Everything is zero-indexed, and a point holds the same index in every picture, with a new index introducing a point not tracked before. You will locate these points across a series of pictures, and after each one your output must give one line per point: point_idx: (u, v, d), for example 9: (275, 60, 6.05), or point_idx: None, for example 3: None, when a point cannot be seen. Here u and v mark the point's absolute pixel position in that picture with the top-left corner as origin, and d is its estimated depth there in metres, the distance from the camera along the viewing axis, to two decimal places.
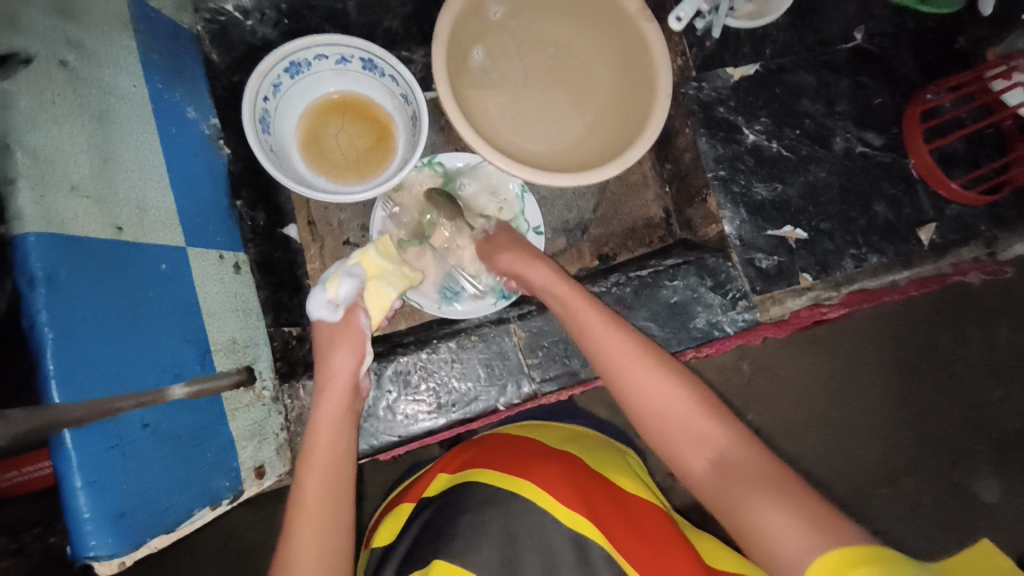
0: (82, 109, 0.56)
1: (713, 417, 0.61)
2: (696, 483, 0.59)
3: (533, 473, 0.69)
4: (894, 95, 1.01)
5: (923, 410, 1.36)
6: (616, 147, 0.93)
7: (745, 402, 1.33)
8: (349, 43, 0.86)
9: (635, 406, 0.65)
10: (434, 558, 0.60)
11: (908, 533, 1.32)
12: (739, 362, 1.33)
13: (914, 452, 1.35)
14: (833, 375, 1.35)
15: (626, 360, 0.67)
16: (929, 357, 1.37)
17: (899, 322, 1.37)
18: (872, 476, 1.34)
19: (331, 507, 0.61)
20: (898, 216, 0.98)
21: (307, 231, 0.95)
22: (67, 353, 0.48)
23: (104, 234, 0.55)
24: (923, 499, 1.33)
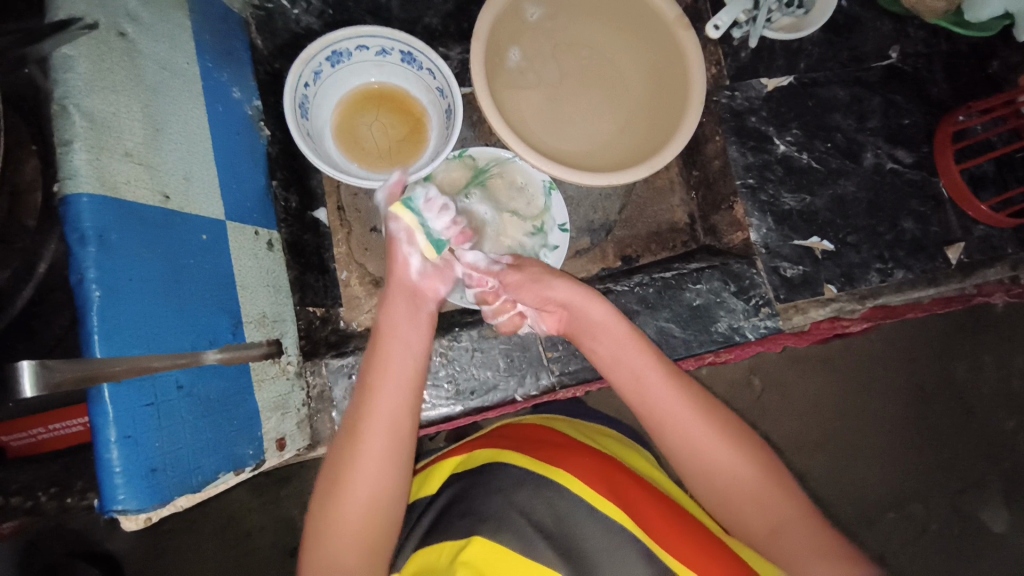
0: (137, 79, 0.58)
1: (771, 482, 0.64)
2: (757, 543, 0.63)
3: (562, 461, 0.69)
4: (925, 114, 1.01)
5: (938, 435, 1.34)
6: (646, 151, 0.94)
7: (754, 417, 1.31)
8: (390, 35, 0.88)
9: (690, 468, 0.67)
10: (471, 536, 0.60)
11: (913, 561, 1.30)
12: (751, 376, 1.32)
13: (926, 477, 1.33)
14: (848, 394, 1.34)
15: (684, 419, 0.68)
16: (946, 384, 1.35)
17: (918, 346, 1.35)
18: (880, 501, 1.32)
19: (394, 436, 0.64)
20: (925, 233, 0.97)
21: (336, 216, 0.96)
22: (111, 311, 0.49)
23: (152, 200, 0.57)
24: (930, 527, 1.31)
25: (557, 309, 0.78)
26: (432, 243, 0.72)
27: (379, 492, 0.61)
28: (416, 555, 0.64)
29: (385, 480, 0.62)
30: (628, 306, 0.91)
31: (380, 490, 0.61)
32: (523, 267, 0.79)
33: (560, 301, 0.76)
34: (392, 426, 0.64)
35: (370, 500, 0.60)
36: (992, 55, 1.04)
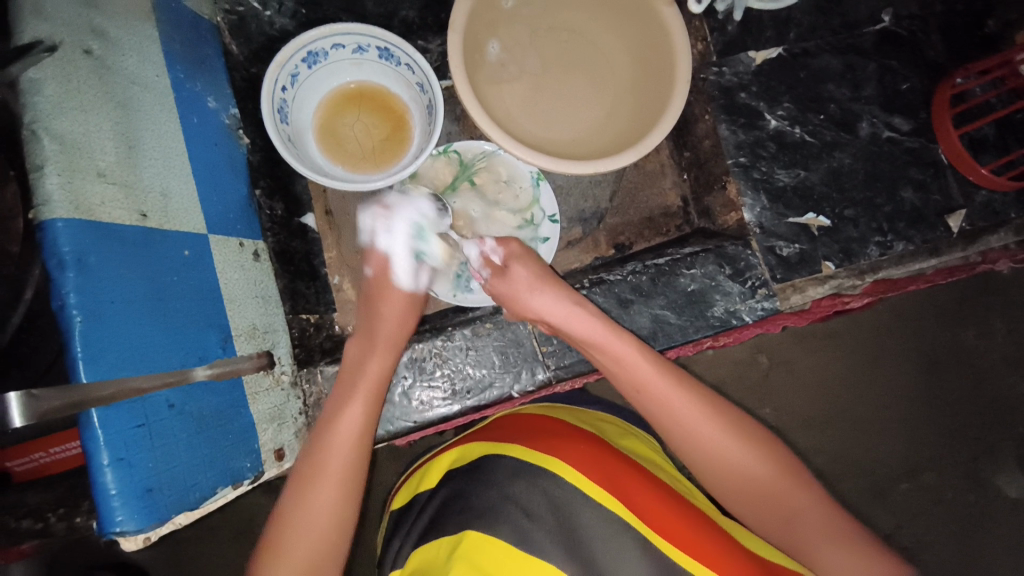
0: (107, 96, 0.57)
1: (783, 476, 0.66)
2: (768, 532, 0.65)
3: (557, 450, 0.69)
4: (922, 79, 0.98)
5: (947, 404, 1.33)
6: (633, 135, 0.92)
7: (762, 397, 1.31)
8: (366, 32, 0.86)
9: (700, 462, 0.69)
10: (465, 530, 0.61)
11: (928, 530, 1.30)
12: (757, 355, 1.31)
13: (937, 446, 1.32)
14: (855, 368, 1.32)
15: (694, 421, 0.69)
16: (954, 351, 1.33)
17: (924, 314, 1.33)
18: (893, 472, 1.31)
19: (349, 487, 0.66)
20: (925, 202, 0.95)
21: (324, 221, 0.96)
22: (94, 335, 0.49)
23: (129, 220, 0.56)
24: (944, 495, 1.31)
25: (540, 320, 0.79)
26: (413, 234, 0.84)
27: (322, 544, 0.63)
28: (416, 553, 0.64)
29: (338, 516, 0.65)
30: (622, 295, 0.90)
31: (327, 540, 0.63)
32: (508, 271, 0.80)
33: (545, 313, 0.77)
34: (346, 474, 0.66)
35: (315, 551, 0.62)
36: (989, 13, 1.01)
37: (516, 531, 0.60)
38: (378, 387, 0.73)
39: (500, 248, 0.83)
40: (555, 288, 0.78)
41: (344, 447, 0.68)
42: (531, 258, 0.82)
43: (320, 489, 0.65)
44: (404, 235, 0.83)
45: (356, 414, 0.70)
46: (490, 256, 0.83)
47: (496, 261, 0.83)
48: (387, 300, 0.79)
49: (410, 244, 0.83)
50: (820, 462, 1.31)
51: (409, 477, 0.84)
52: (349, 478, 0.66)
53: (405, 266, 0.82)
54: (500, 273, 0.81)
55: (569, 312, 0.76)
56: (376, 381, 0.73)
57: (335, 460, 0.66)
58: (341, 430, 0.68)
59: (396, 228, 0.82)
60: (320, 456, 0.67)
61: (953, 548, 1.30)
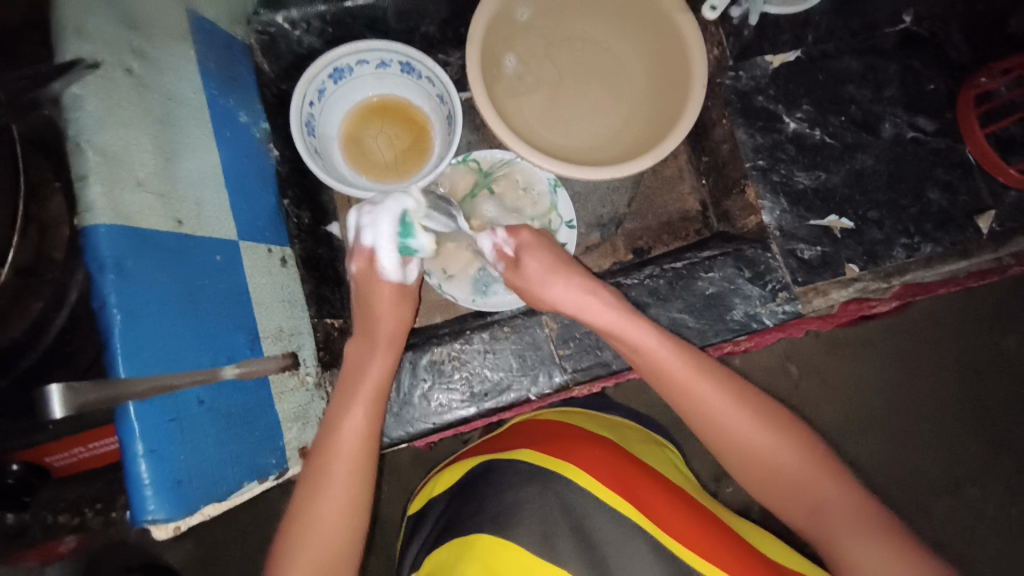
0: (147, 111, 0.61)
1: (810, 467, 0.66)
2: (796, 520, 0.66)
3: (571, 455, 0.69)
4: (947, 80, 0.96)
5: (988, 414, 1.27)
6: (650, 141, 0.93)
7: (791, 405, 1.27)
8: (388, 47, 0.90)
9: (728, 453, 0.70)
10: (477, 533, 0.62)
11: (973, 547, 1.24)
12: (785, 362, 1.28)
13: (978, 458, 1.27)
14: (888, 375, 1.28)
15: (717, 410, 0.69)
16: (995, 358, 1.28)
17: (960, 320, 1.29)
18: (932, 485, 1.26)
19: (357, 491, 0.68)
20: (953, 203, 0.93)
21: (348, 228, 0.99)
22: (130, 335, 0.52)
23: (165, 226, 0.59)
24: (988, 511, 1.25)
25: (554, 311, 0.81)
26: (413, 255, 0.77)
27: (329, 546, 0.65)
28: (431, 556, 0.66)
29: (345, 518, 0.67)
30: (639, 298, 0.90)
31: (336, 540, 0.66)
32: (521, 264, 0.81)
33: (559, 303, 0.78)
34: (353, 479, 0.68)
35: (325, 551, 0.65)
36: None
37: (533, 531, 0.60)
38: (378, 387, 0.74)
39: (511, 239, 0.83)
40: (569, 275, 0.78)
41: (347, 452, 0.69)
42: (543, 248, 0.81)
43: (329, 494, 0.67)
44: (390, 234, 0.74)
45: (355, 415, 0.71)
46: (501, 249, 0.83)
47: (507, 253, 0.83)
48: (378, 294, 0.77)
49: (397, 242, 0.74)
50: (852, 473, 1.27)
51: (425, 481, 0.85)
52: (357, 483, 0.68)
53: (389, 264, 0.75)
54: (513, 267, 0.82)
55: (584, 303, 0.76)
56: (376, 381, 0.74)
57: (340, 465, 0.68)
58: (344, 434, 0.70)
59: (381, 223, 0.73)
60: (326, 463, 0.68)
61: (999, 565, 1.24)
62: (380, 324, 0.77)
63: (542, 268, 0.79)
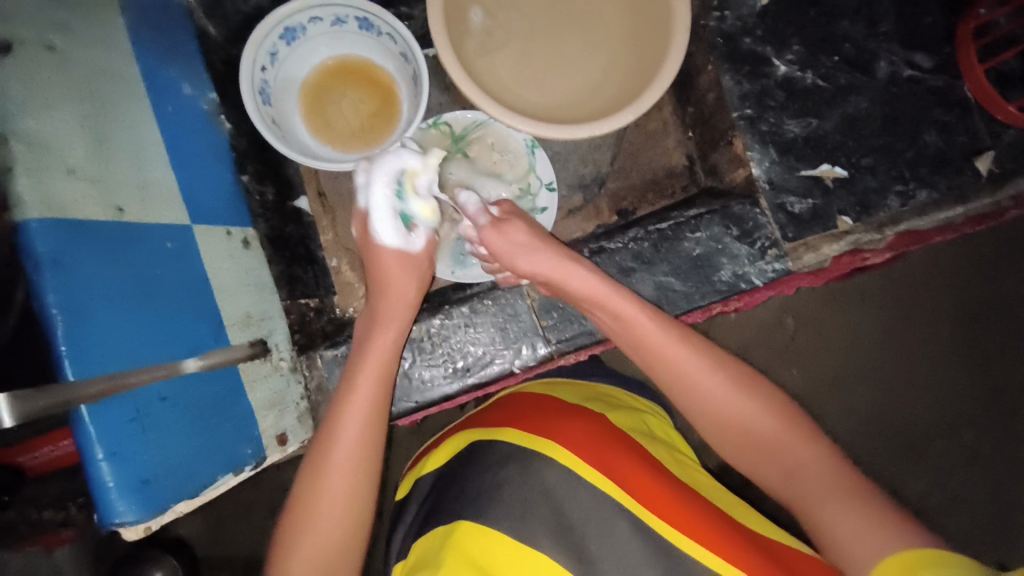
0: (74, 90, 0.56)
1: (789, 432, 0.65)
2: (775, 490, 0.64)
3: (554, 429, 0.68)
4: (946, 10, 0.90)
5: (983, 356, 1.27)
6: (631, 92, 0.87)
7: (786, 357, 1.26)
8: (343, 2, 0.83)
9: (705, 422, 0.69)
10: (458, 519, 0.61)
11: (964, 484, 1.27)
12: (780, 315, 1.26)
13: (972, 399, 1.27)
14: (884, 322, 1.27)
15: (695, 377, 0.68)
16: (992, 300, 1.26)
17: (956, 263, 1.26)
18: (926, 428, 1.27)
19: (362, 470, 0.66)
20: (950, 143, 0.88)
21: (318, 203, 0.94)
22: (77, 334, 0.50)
23: (105, 215, 0.55)
24: (980, 449, 1.26)
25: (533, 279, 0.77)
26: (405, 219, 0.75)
27: (347, 488, 0.65)
28: (416, 543, 0.65)
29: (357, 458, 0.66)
30: (623, 263, 0.87)
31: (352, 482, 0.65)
32: (504, 228, 0.76)
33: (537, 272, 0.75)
34: (359, 457, 0.66)
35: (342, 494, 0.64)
36: None
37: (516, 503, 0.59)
38: (386, 368, 0.71)
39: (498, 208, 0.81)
40: (552, 244, 0.75)
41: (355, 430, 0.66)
42: (521, 218, 0.78)
43: (333, 474, 0.64)
44: (387, 197, 0.74)
45: (367, 391, 0.69)
46: (475, 218, 0.78)
47: (483, 221, 0.77)
48: (379, 262, 0.75)
49: (394, 207, 0.75)
50: (847, 421, 1.27)
51: (414, 462, 0.84)
52: (360, 463, 0.66)
53: (387, 226, 0.75)
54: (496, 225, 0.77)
55: (563, 269, 0.73)
56: (385, 359, 0.72)
57: (344, 444, 0.66)
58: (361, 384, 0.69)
59: (376, 181, 0.74)
60: (329, 441, 0.66)
61: (989, 501, 1.26)
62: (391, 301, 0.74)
63: (519, 234, 0.76)
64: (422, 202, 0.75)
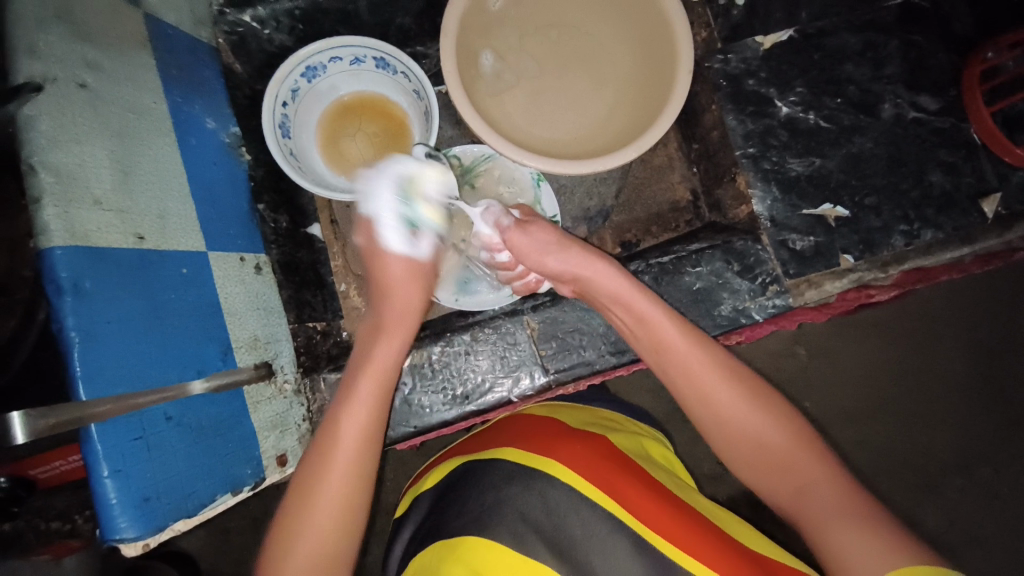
0: (103, 126, 0.60)
1: (803, 449, 0.63)
2: (785, 508, 0.62)
3: (554, 451, 0.68)
4: (951, 53, 0.92)
5: (1003, 397, 1.24)
6: (636, 130, 0.90)
7: (799, 393, 1.24)
8: (361, 43, 0.88)
9: (714, 432, 0.68)
10: (463, 535, 0.61)
11: (985, 531, 1.22)
12: (793, 348, 1.24)
13: (993, 441, 1.23)
14: (899, 360, 1.24)
15: (711, 384, 0.68)
16: (1012, 339, 1.23)
17: (973, 301, 1.24)
18: (946, 470, 1.23)
19: (357, 480, 0.65)
20: (957, 185, 0.89)
21: (329, 230, 0.98)
22: (91, 355, 0.53)
23: (125, 243, 0.59)
24: (1003, 494, 1.22)
25: (561, 280, 0.79)
26: (410, 223, 0.76)
27: (348, 479, 0.65)
28: (417, 559, 0.64)
29: (356, 448, 0.66)
30: None
31: (350, 472, 0.65)
32: (530, 228, 0.78)
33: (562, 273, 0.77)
34: (355, 465, 0.65)
35: (341, 485, 0.64)
36: None
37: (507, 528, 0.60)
38: (385, 375, 0.71)
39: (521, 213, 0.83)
40: (573, 247, 0.77)
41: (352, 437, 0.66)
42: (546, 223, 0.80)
43: (331, 476, 0.64)
44: (393, 201, 0.75)
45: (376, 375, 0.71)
46: (499, 220, 0.78)
47: (506, 223, 0.78)
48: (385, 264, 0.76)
49: (399, 211, 0.75)
50: (862, 461, 1.24)
51: (411, 484, 0.84)
52: (355, 473, 0.65)
53: (397, 235, 0.76)
54: (521, 226, 0.78)
55: (588, 271, 0.75)
56: (386, 367, 0.72)
57: (343, 452, 0.65)
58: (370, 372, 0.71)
59: (382, 185, 0.74)
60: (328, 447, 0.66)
61: (1012, 549, 1.22)
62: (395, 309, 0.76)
63: (543, 236, 0.77)
64: (428, 206, 0.77)
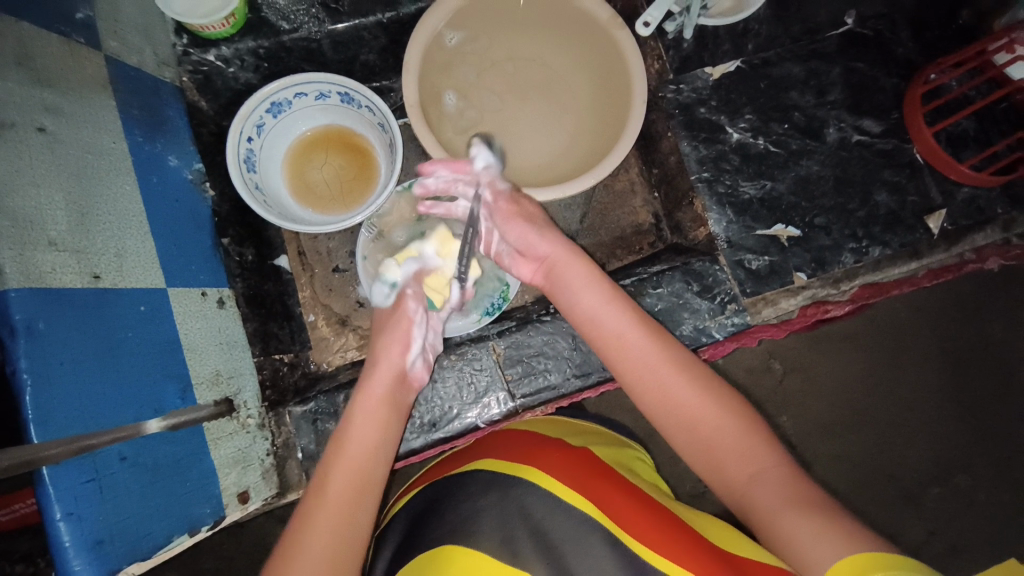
0: (61, 168, 0.61)
1: (756, 439, 0.64)
2: (736, 500, 0.62)
3: (537, 460, 0.69)
4: (892, 79, 0.97)
5: (972, 403, 1.27)
6: (596, 157, 0.93)
7: (776, 406, 1.25)
8: (326, 80, 0.90)
9: (671, 424, 0.67)
10: (439, 545, 0.62)
11: (964, 539, 1.24)
12: (769, 363, 1.26)
13: (969, 447, 1.26)
14: (871, 370, 1.27)
15: (666, 376, 0.68)
16: (979, 347, 1.28)
17: (939, 310, 1.28)
18: (923, 478, 1.25)
19: (351, 535, 0.61)
20: (902, 204, 0.93)
21: (297, 261, 1.01)
22: (43, 398, 0.52)
23: (81, 283, 0.59)
24: (980, 500, 1.24)
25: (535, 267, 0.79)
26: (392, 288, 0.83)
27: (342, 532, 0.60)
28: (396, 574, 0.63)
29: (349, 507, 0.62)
30: None
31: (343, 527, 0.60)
32: (513, 206, 0.79)
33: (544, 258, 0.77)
34: (355, 486, 0.64)
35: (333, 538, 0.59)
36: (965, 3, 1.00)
37: (478, 550, 0.60)
38: (372, 455, 0.67)
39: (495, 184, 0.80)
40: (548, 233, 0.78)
41: (347, 462, 0.65)
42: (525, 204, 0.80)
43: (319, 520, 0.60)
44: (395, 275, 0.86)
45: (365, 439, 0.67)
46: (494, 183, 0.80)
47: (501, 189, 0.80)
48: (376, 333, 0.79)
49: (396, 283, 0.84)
50: (842, 471, 1.25)
51: (388, 509, 0.83)
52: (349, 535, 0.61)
53: (376, 288, 0.82)
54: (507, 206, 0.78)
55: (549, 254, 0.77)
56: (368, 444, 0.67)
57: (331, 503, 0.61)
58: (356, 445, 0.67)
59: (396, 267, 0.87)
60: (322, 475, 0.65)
61: (992, 555, 1.23)
62: (383, 360, 0.74)
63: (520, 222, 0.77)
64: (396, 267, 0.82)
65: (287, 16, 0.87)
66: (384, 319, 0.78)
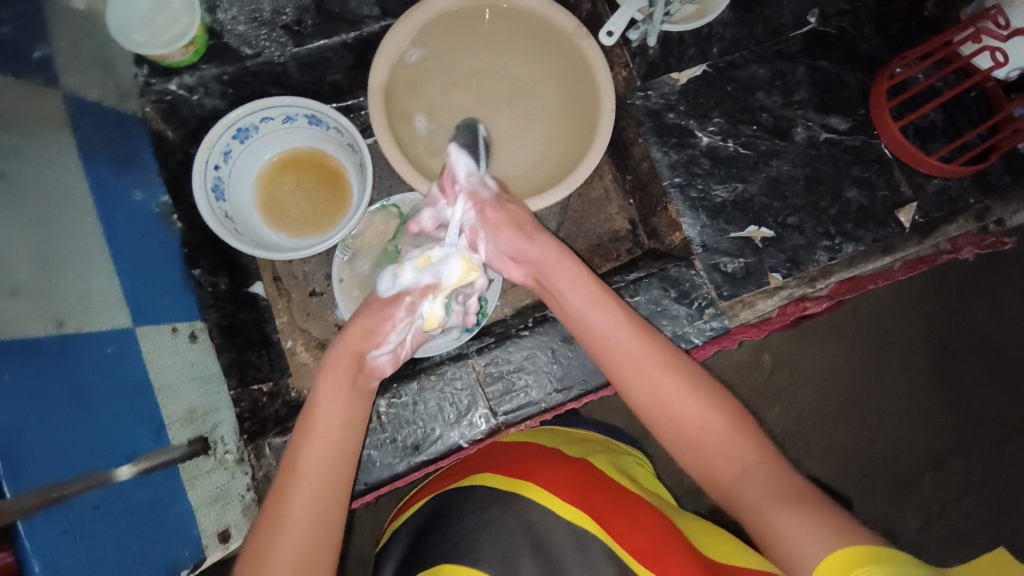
0: (20, 211, 0.60)
1: (744, 435, 0.64)
2: (725, 496, 0.62)
3: (536, 475, 0.68)
4: (858, 75, 0.98)
5: (960, 387, 1.29)
6: (569, 167, 0.93)
7: (764, 402, 1.26)
8: (291, 103, 0.89)
9: (661, 423, 0.67)
10: (442, 563, 0.60)
11: (959, 523, 1.25)
12: (756, 360, 1.27)
13: (958, 431, 1.28)
14: (858, 360, 1.28)
15: (656, 377, 0.67)
16: (963, 331, 1.29)
17: (921, 297, 1.29)
18: (916, 466, 1.27)
19: (320, 546, 0.59)
20: (873, 199, 0.94)
21: (273, 286, 0.99)
22: (15, 450, 0.51)
23: (45, 330, 0.58)
24: (973, 484, 1.26)
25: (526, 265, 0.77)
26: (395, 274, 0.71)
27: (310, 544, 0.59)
28: None
29: (320, 510, 0.61)
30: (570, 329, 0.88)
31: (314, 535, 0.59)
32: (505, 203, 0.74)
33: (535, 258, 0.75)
34: (327, 488, 0.62)
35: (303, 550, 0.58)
36: None
37: None
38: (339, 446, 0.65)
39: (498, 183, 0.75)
40: (537, 233, 0.75)
41: (321, 440, 0.64)
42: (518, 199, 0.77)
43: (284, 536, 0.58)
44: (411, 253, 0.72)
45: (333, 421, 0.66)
46: (477, 191, 0.73)
47: (484, 196, 0.73)
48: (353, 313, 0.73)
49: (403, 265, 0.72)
50: (834, 463, 1.26)
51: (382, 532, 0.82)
52: (318, 543, 0.59)
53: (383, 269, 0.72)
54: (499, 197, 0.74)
55: (538, 249, 0.74)
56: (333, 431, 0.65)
57: (294, 517, 0.59)
58: (322, 432, 0.65)
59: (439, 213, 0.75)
60: (295, 452, 0.64)
61: (987, 537, 1.25)
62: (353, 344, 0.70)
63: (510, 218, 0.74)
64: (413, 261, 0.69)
65: (249, 41, 0.86)
66: (372, 309, 0.71)
